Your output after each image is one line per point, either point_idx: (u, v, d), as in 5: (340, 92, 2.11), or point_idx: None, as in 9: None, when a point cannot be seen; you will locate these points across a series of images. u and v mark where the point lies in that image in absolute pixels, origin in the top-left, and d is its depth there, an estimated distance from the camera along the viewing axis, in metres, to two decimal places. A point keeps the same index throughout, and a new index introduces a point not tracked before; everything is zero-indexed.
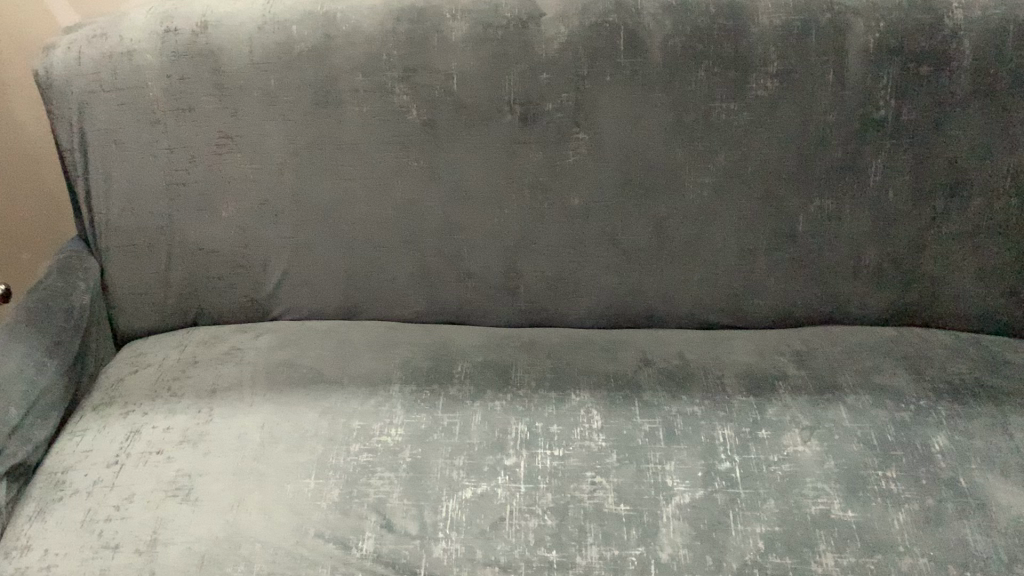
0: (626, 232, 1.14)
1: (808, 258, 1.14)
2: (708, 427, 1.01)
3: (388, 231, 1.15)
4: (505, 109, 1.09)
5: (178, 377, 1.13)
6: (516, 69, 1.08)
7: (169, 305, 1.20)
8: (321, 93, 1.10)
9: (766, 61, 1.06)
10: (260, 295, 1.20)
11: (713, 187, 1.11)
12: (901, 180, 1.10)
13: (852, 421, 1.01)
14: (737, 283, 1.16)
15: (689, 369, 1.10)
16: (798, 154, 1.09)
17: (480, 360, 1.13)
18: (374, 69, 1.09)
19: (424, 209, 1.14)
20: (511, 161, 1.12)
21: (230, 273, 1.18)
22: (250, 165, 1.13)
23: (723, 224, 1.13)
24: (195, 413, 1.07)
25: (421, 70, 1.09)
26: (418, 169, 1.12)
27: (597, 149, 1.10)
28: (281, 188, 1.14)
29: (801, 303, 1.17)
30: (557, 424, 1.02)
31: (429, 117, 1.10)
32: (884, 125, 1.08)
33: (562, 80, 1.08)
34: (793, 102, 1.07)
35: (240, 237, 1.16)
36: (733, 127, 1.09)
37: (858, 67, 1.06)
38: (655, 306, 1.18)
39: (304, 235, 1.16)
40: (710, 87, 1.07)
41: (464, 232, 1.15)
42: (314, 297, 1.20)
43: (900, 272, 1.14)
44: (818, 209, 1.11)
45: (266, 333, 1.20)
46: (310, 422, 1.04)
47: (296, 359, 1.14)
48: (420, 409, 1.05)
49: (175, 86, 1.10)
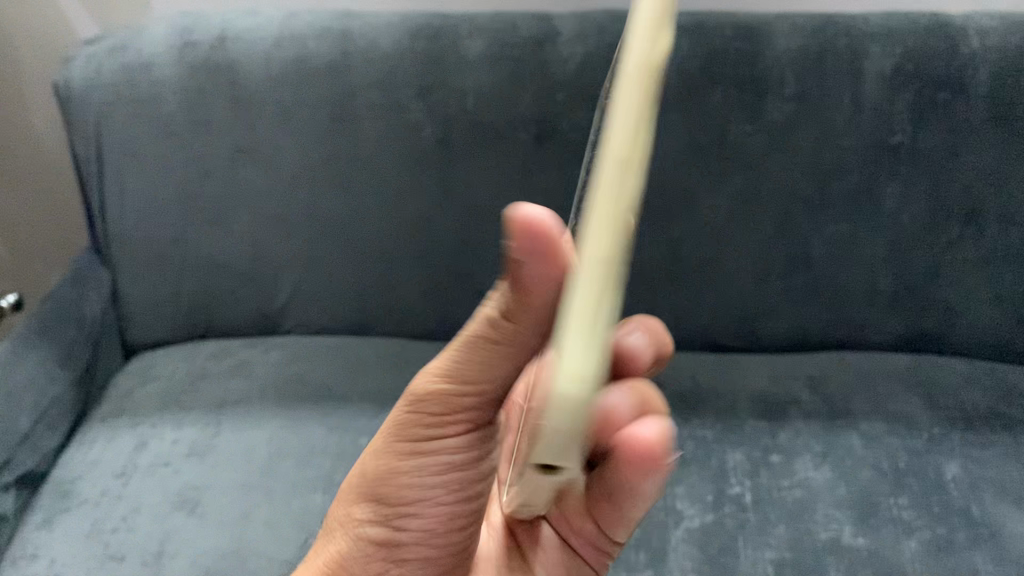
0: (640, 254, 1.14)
1: (822, 282, 1.13)
2: (719, 451, 1.00)
3: (401, 247, 1.16)
4: (520, 127, 1.09)
5: (187, 390, 1.12)
6: (532, 88, 1.08)
7: (179, 318, 1.20)
8: (338, 107, 1.10)
9: (782, 85, 1.06)
10: (270, 310, 1.20)
11: (727, 210, 1.11)
12: (917, 207, 1.09)
13: (864, 448, 1.00)
14: (751, 306, 1.15)
15: (700, 393, 1.09)
16: (814, 177, 1.09)
17: None
18: (391, 84, 1.09)
19: (436, 226, 1.15)
20: (525, 181, 1.12)
21: (242, 287, 1.18)
22: (264, 178, 1.13)
23: (737, 247, 1.12)
24: (203, 426, 1.06)
25: (437, 88, 1.09)
26: (432, 185, 1.13)
27: None
28: (295, 202, 1.14)
29: (815, 328, 1.16)
30: None
31: (443, 134, 1.11)
32: (900, 150, 1.07)
33: (578, 99, 1.08)
34: (809, 125, 1.07)
35: (252, 251, 1.16)
36: (749, 149, 1.08)
37: (874, 91, 1.06)
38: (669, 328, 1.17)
39: (316, 250, 1.16)
40: (726, 108, 1.07)
41: (476, 251, 1.16)
42: (324, 312, 1.21)
43: (915, 299, 1.13)
44: (834, 234, 1.11)
45: (276, 349, 1.19)
46: (318, 438, 1.04)
47: (306, 374, 1.14)
48: None
49: (192, 98, 1.10)
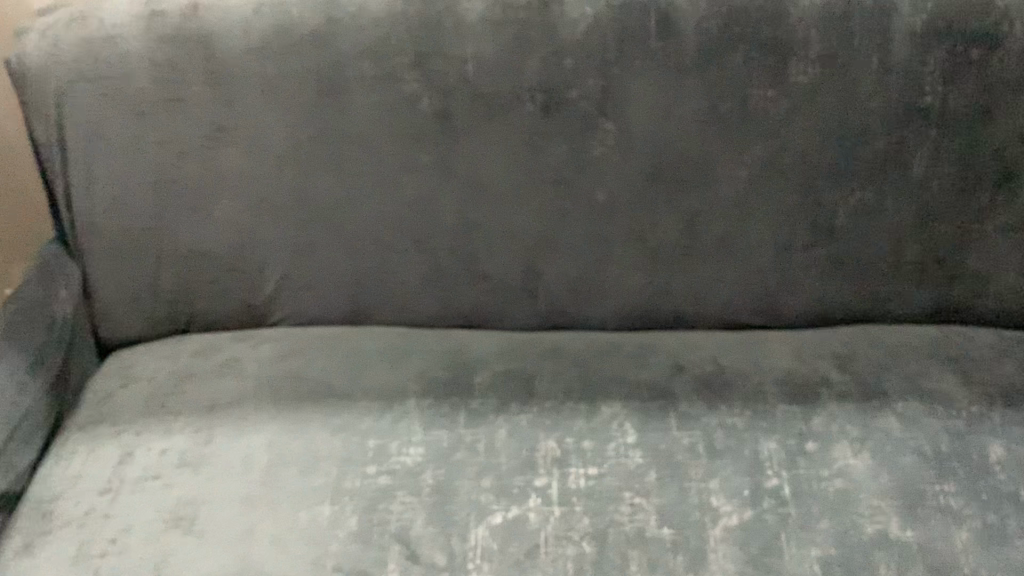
0: (657, 230, 1.07)
1: (845, 255, 1.07)
2: (753, 440, 0.93)
3: (401, 228, 1.07)
4: (524, 97, 1.01)
5: (173, 393, 1.03)
6: (538, 54, 1.00)
7: (158, 310, 1.11)
8: (325, 80, 1.01)
9: (807, 46, 0.99)
10: (256, 300, 1.12)
11: (749, 180, 1.04)
12: (946, 171, 1.03)
13: (903, 430, 0.94)
14: (772, 282, 1.09)
15: (726, 376, 1.02)
16: (839, 144, 1.02)
17: (501, 369, 1.03)
18: (384, 54, 1.00)
19: (436, 206, 1.07)
20: (534, 158, 1.04)
21: (225, 276, 1.10)
22: (246, 159, 1.05)
23: (757, 220, 1.06)
24: (193, 433, 0.97)
25: (434, 55, 1.00)
26: (430, 163, 1.05)
27: (624, 141, 1.03)
28: (281, 184, 1.06)
29: (836, 303, 1.10)
30: (589, 439, 0.94)
31: (443, 106, 1.02)
32: (930, 113, 1.01)
33: (588, 64, 1.00)
34: (835, 89, 1.00)
35: (236, 239, 1.08)
36: (772, 115, 1.01)
37: (904, 51, 0.99)
38: (684, 308, 1.11)
39: (307, 236, 1.08)
40: (747, 73, 1.00)
41: (480, 231, 1.08)
42: (317, 301, 1.12)
43: (942, 269, 1.08)
44: (859, 203, 1.05)
45: (266, 342, 1.10)
46: (321, 442, 0.94)
47: (303, 370, 1.04)
48: (439, 425, 0.96)
49: (164, 74, 1.01)
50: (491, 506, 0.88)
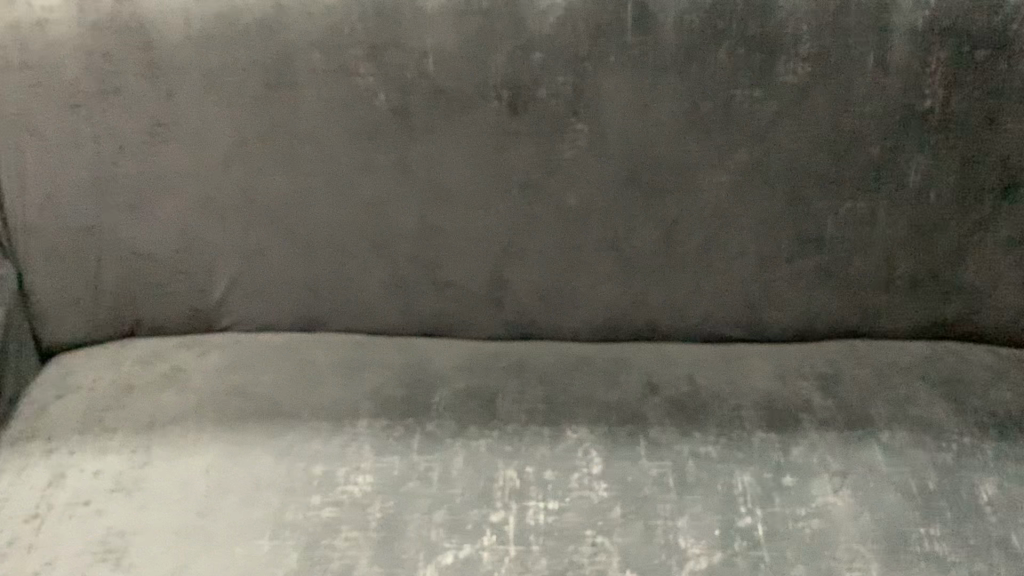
0: (632, 237, 1.00)
1: (833, 266, 1.00)
2: (727, 473, 0.87)
3: (357, 232, 1.00)
4: (489, 94, 0.93)
5: (111, 407, 0.97)
6: (504, 47, 0.92)
7: (100, 314, 1.04)
8: (273, 73, 0.93)
9: (797, 42, 0.91)
10: (204, 304, 1.05)
11: (732, 186, 0.97)
12: (945, 180, 0.96)
13: (888, 464, 0.87)
14: (755, 294, 1.02)
15: (701, 398, 0.95)
16: (830, 150, 0.95)
17: (461, 386, 0.97)
18: (336, 46, 0.92)
19: (395, 209, 0.99)
20: (499, 160, 0.96)
21: (171, 279, 1.03)
22: (190, 156, 0.97)
23: (740, 228, 0.99)
24: (130, 454, 0.91)
25: (391, 47, 0.92)
26: (388, 163, 0.97)
27: (597, 143, 0.95)
28: (229, 183, 0.98)
29: (823, 317, 1.03)
30: (550, 469, 0.87)
31: (401, 102, 0.94)
32: (929, 118, 0.93)
33: (558, 60, 0.92)
34: (827, 91, 0.92)
35: (181, 240, 1.01)
36: (757, 118, 0.93)
37: (903, 50, 0.91)
38: (660, 319, 1.04)
39: (257, 238, 1.01)
40: (732, 72, 0.92)
41: (442, 236, 1.00)
42: (269, 307, 1.05)
43: (937, 283, 1.00)
44: (850, 213, 0.97)
45: (214, 350, 1.03)
46: (264, 467, 0.88)
47: (251, 385, 0.98)
48: (391, 450, 0.89)
49: (98, 63, 0.93)
50: (442, 543, 0.81)
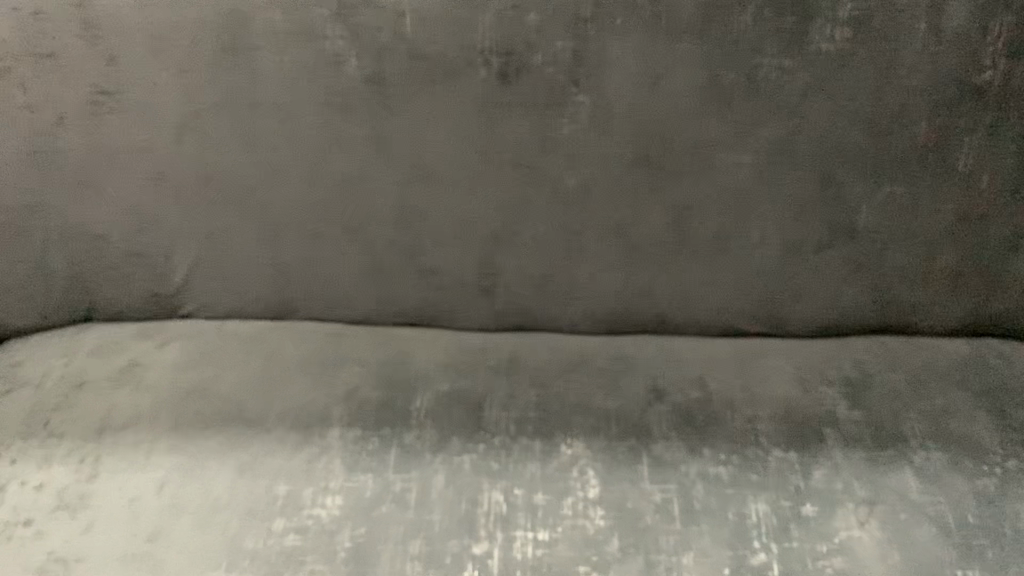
0: (638, 223, 0.88)
1: (864, 258, 0.88)
2: (738, 500, 0.76)
3: (329, 213, 0.89)
4: (477, 61, 0.81)
5: (60, 408, 0.87)
6: (493, 7, 0.79)
7: (51, 299, 0.94)
8: (227, 35, 0.81)
9: (837, 4, 0.77)
10: (164, 289, 0.94)
11: (754, 168, 0.85)
12: (999, 163, 0.83)
13: (921, 493, 0.77)
14: (776, 287, 0.91)
15: (711, 407, 0.85)
16: (867, 129, 0.82)
17: (444, 390, 0.87)
18: (298, 4, 0.80)
19: (371, 188, 0.88)
20: (488, 137, 0.85)
21: (126, 263, 0.92)
22: (138, 128, 0.86)
23: (761, 214, 0.87)
24: (76, 465, 0.81)
25: (362, 6, 0.80)
26: (362, 138, 0.85)
27: (600, 118, 0.83)
28: (183, 159, 0.87)
29: (851, 312, 0.92)
30: (541, 492, 0.77)
31: (375, 69, 0.82)
32: (986, 93, 0.80)
33: (556, 22, 0.79)
34: (869, 61, 0.80)
35: (134, 220, 0.90)
36: (785, 92, 0.81)
37: (962, 13, 0.78)
38: (668, 312, 0.93)
39: (217, 219, 0.90)
40: (758, 38, 0.79)
41: (425, 219, 0.89)
42: (234, 293, 0.94)
43: (983, 277, 0.89)
44: (887, 200, 0.85)
45: (175, 341, 0.94)
46: (223, 484, 0.78)
47: (213, 385, 0.88)
48: (363, 467, 0.79)
49: (28, 23, 0.82)
50: None
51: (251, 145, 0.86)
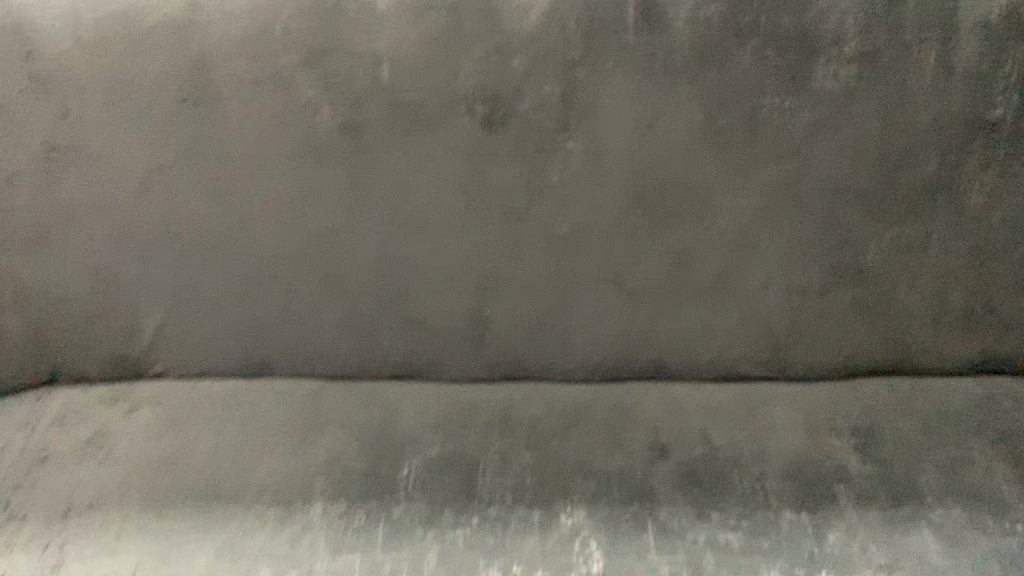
0: (636, 267, 0.82)
1: (874, 300, 0.83)
2: (751, 570, 0.70)
3: (304, 265, 0.83)
4: (460, 107, 0.76)
5: (21, 485, 0.80)
6: (477, 52, 0.75)
7: (8, 364, 0.87)
8: (191, 84, 0.76)
9: (840, 42, 0.74)
10: (130, 349, 0.87)
11: (757, 211, 0.80)
12: (1013, 201, 0.79)
13: (942, 555, 0.72)
14: (782, 331, 0.85)
15: (718, 465, 0.80)
16: (874, 168, 0.78)
17: (433, 454, 0.81)
18: (268, 52, 0.75)
19: (348, 239, 0.81)
20: (474, 183, 0.79)
21: (88, 322, 0.85)
22: (97, 184, 0.80)
23: (765, 257, 0.82)
24: (38, 552, 0.73)
25: (336, 53, 0.75)
26: (338, 189, 0.79)
27: (593, 163, 0.78)
28: (146, 214, 0.81)
29: (863, 356, 0.86)
30: (540, 569, 0.71)
31: (352, 117, 0.77)
32: (998, 129, 0.76)
33: (544, 66, 0.75)
34: (875, 99, 0.76)
35: (95, 280, 0.84)
36: (787, 132, 0.77)
37: (971, 48, 0.74)
38: (670, 359, 0.86)
39: (183, 275, 0.83)
40: (758, 78, 0.75)
41: (407, 270, 0.83)
42: (203, 351, 0.87)
43: (997, 318, 0.84)
44: (895, 241, 0.81)
45: (144, 406, 0.87)
46: (202, 569, 0.71)
47: (187, 456, 0.82)
48: (348, 547, 0.73)
49: None
50: None
51: (218, 196, 0.80)
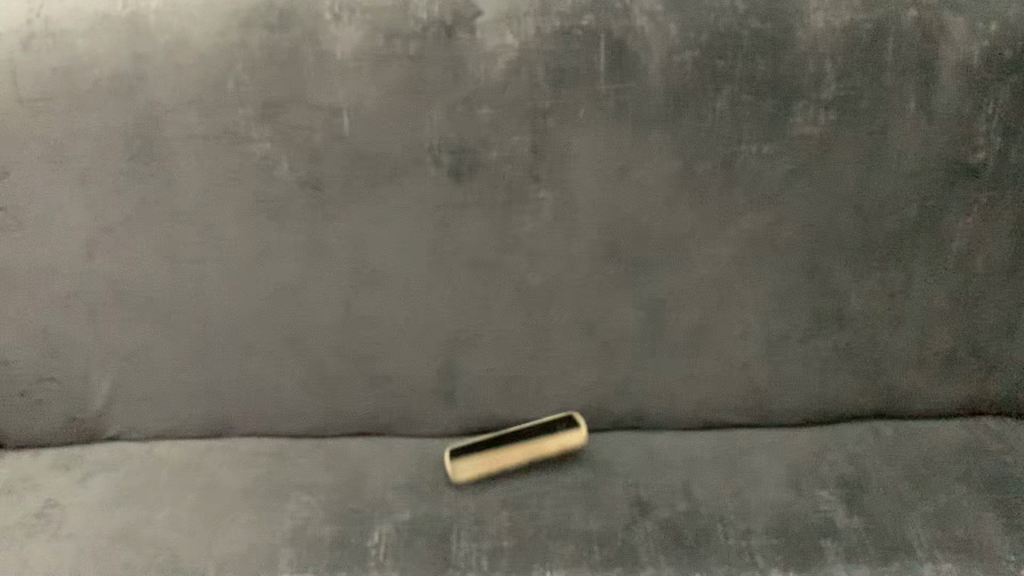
0: (611, 319, 0.79)
1: (856, 346, 0.81)
2: None
3: (264, 323, 0.79)
4: (425, 158, 0.73)
5: None
6: (441, 102, 0.71)
7: None
8: (140, 141, 0.72)
9: (818, 86, 0.72)
10: (81, 414, 0.82)
11: (734, 259, 0.77)
12: (996, 244, 0.77)
13: None
14: (763, 379, 0.82)
15: (702, 522, 0.74)
16: (854, 212, 0.76)
17: (405, 519, 0.75)
18: (219, 105, 0.71)
19: (312, 298, 0.78)
20: (441, 236, 0.76)
21: (36, 387, 0.81)
22: (42, 245, 0.76)
23: (745, 305, 0.79)
24: None
25: (293, 105, 0.71)
26: (297, 245, 0.76)
27: (564, 214, 0.75)
28: (95, 275, 0.77)
29: (845, 403, 0.83)
30: None
31: (311, 173, 0.73)
32: (980, 173, 0.75)
33: (511, 115, 0.72)
34: (855, 144, 0.73)
35: (43, 343, 0.79)
36: (765, 178, 0.74)
37: (953, 91, 0.72)
38: (648, 410, 0.83)
39: (136, 337, 0.79)
40: (734, 123, 0.72)
41: (374, 326, 0.79)
42: (159, 414, 0.83)
43: (981, 362, 0.82)
44: (877, 286, 0.79)
45: (97, 474, 0.81)
46: None
47: (142, 529, 0.75)
48: None
49: None
50: None
51: (171, 256, 0.76)
